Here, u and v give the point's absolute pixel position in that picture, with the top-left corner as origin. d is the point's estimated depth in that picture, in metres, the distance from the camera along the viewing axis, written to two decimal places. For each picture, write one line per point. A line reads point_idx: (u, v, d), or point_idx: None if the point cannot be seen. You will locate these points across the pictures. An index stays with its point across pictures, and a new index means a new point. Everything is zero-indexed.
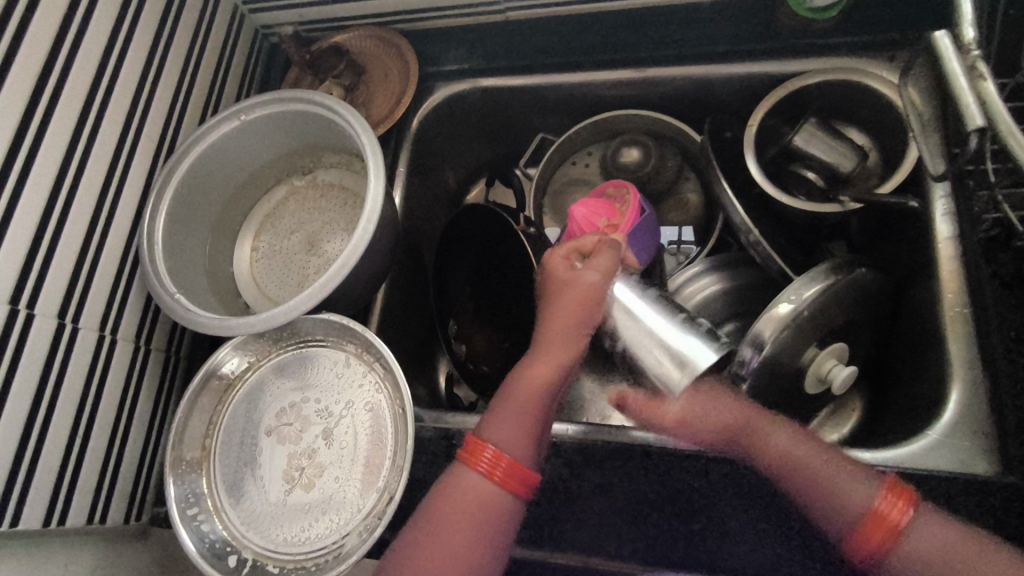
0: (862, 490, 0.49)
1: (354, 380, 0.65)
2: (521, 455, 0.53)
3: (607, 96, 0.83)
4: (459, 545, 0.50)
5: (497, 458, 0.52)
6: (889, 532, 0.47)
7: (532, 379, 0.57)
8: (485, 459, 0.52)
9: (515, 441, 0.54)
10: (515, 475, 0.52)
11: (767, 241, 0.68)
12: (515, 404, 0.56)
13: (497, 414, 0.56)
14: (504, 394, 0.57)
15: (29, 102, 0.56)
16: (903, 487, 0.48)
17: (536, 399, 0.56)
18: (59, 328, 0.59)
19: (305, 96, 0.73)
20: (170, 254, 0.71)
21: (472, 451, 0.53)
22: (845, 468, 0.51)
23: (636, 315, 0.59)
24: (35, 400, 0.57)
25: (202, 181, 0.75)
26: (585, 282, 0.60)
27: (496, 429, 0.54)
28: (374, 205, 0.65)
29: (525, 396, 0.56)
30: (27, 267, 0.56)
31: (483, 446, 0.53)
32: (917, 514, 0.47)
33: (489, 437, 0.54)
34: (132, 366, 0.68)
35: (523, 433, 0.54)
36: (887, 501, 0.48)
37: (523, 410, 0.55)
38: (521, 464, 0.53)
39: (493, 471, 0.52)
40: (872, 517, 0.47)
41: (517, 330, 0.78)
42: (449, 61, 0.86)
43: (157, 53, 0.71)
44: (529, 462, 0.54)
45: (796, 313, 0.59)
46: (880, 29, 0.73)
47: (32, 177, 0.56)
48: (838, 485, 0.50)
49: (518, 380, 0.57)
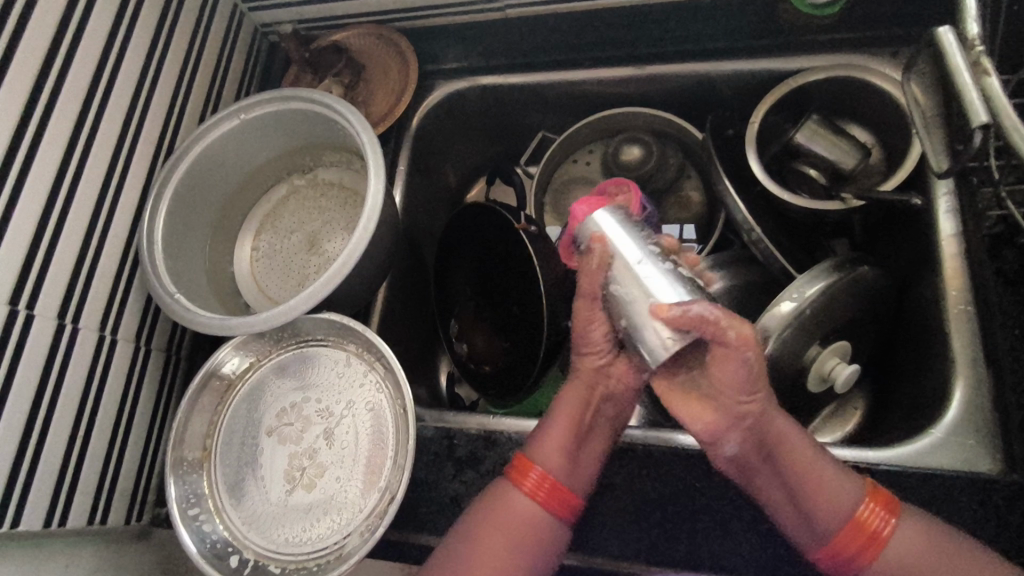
0: (850, 492, 0.50)
1: (355, 379, 0.65)
2: (566, 477, 0.54)
3: (608, 93, 0.83)
4: (501, 557, 0.52)
5: (543, 477, 0.54)
6: (871, 538, 0.48)
7: (572, 399, 0.57)
8: (530, 479, 0.54)
9: (560, 461, 0.55)
10: (558, 497, 0.54)
11: (769, 238, 0.68)
12: (559, 420, 0.56)
13: (542, 437, 0.56)
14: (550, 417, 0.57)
15: (28, 101, 0.56)
16: (886, 492, 0.50)
17: (578, 420, 0.56)
18: (59, 328, 0.59)
19: (304, 94, 0.72)
20: (170, 254, 0.70)
21: (520, 470, 0.54)
22: (836, 467, 0.51)
23: (626, 268, 0.51)
24: (35, 400, 0.57)
25: (201, 180, 0.75)
26: (587, 306, 0.55)
27: (542, 453, 0.55)
28: (374, 203, 0.65)
29: (570, 412, 0.56)
30: (26, 266, 0.56)
31: (530, 467, 0.55)
32: (900, 520, 0.48)
33: (537, 457, 0.55)
34: (133, 366, 0.68)
35: (567, 455, 0.55)
36: (872, 508, 0.49)
37: (566, 432, 0.56)
38: (565, 486, 0.54)
39: (536, 492, 0.53)
40: (857, 523, 0.49)
41: (515, 329, 0.78)
42: (449, 59, 0.85)
43: (156, 52, 0.71)
44: (574, 485, 0.55)
45: (799, 312, 0.59)
46: (882, 25, 0.72)
47: (31, 176, 0.56)
48: (830, 487, 0.50)
49: (562, 402, 0.57)
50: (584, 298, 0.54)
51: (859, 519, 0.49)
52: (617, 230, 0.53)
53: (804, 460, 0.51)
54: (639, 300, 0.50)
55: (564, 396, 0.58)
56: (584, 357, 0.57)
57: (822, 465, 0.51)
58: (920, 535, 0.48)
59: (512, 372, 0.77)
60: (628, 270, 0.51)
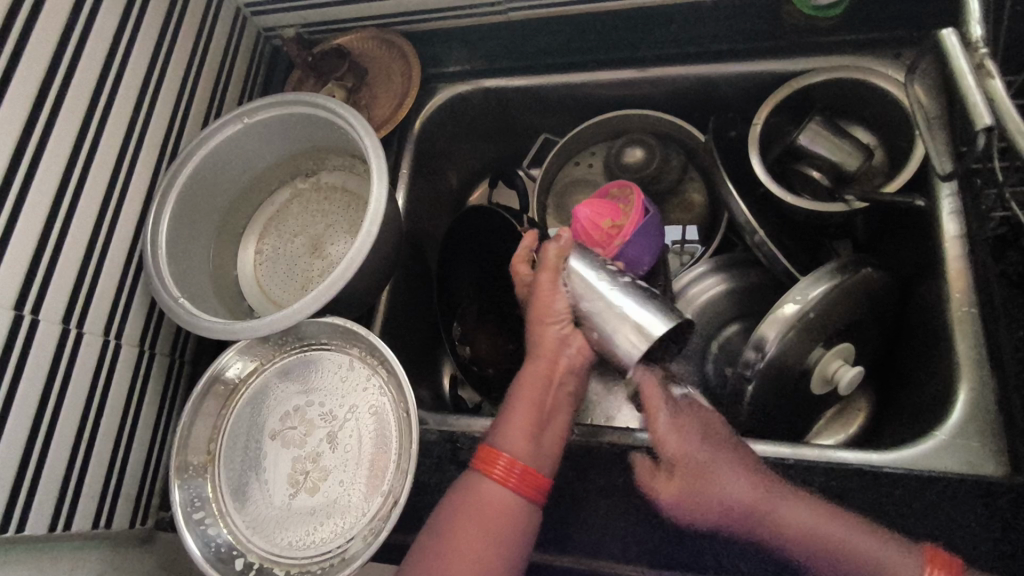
0: (903, 560, 0.49)
1: (358, 383, 0.65)
2: (534, 460, 0.54)
3: (611, 96, 0.83)
4: (478, 547, 0.51)
5: (511, 464, 0.53)
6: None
7: (534, 377, 0.59)
8: (499, 467, 0.53)
9: (527, 444, 0.55)
10: (529, 481, 0.53)
11: (772, 241, 0.68)
12: (520, 407, 0.56)
13: (503, 422, 0.56)
14: (508, 402, 0.58)
15: (34, 106, 0.56)
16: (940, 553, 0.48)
17: (540, 401, 0.57)
18: (63, 333, 0.59)
19: (306, 99, 0.72)
20: (174, 259, 0.71)
21: (486, 460, 0.54)
22: (873, 538, 0.50)
23: (592, 284, 0.60)
24: (40, 405, 0.57)
25: (205, 186, 0.75)
26: (545, 281, 0.61)
27: (506, 436, 0.55)
28: (377, 207, 0.65)
29: (531, 398, 0.57)
30: (32, 271, 0.56)
31: (497, 455, 0.54)
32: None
33: (501, 445, 0.55)
34: (137, 370, 0.68)
35: (532, 435, 0.55)
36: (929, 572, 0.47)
37: (528, 413, 0.56)
38: (535, 470, 0.54)
39: (508, 477, 0.53)
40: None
41: (523, 333, 0.80)
42: (452, 62, 0.85)
43: (160, 56, 0.71)
44: (541, 466, 0.55)
45: (802, 314, 0.59)
46: (884, 27, 0.72)
47: (36, 180, 0.56)
48: (876, 556, 0.49)
49: (521, 385, 0.58)
50: (546, 274, 0.61)
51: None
52: (584, 256, 0.62)
53: (828, 534, 0.51)
54: (614, 317, 0.58)
55: (521, 381, 0.59)
56: (544, 333, 0.61)
57: (859, 535, 0.50)
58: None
59: (516, 372, 0.78)
60: (590, 284, 0.60)
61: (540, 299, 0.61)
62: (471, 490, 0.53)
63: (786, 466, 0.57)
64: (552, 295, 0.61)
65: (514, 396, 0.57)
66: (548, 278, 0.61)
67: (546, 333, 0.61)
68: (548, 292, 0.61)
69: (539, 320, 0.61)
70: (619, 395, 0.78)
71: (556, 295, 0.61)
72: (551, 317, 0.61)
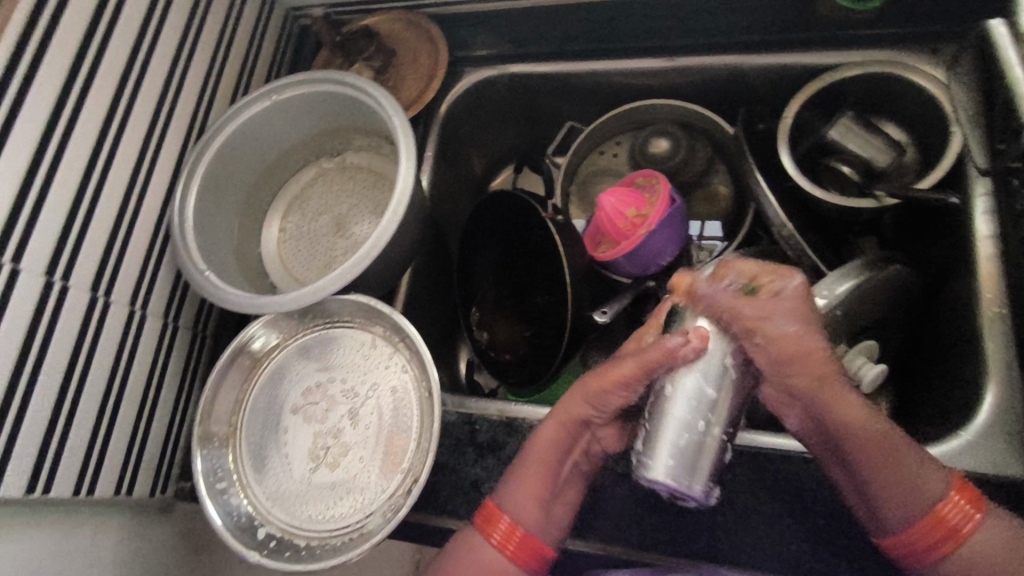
0: (936, 484, 0.47)
1: (380, 361, 0.65)
2: (536, 529, 0.53)
3: (639, 84, 0.82)
4: None
5: (512, 528, 0.52)
6: (948, 537, 0.46)
7: (547, 450, 0.55)
8: (500, 529, 0.52)
9: (534, 513, 0.53)
10: (528, 548, 0.52)
11: (801, 236, 0.68)
12: (527, 473, 0.54)
13: (514, 479, 0.54)
14: (522, 457, 0.56)
15: (71, 71, 0.57)
16: (973, 490, 0.47)
17: (551, 468, 0.54)
18: (92, 301, 0.60)
19: (336, 77, 0.72)
20: (200, 232, 0.71)
21: (487, 520, 0.53)
22: (920, 462, 0.47)
23: (667, 411, 0.48)
24: (68, 369, 0.58)
25: (232, 161, 0.76)
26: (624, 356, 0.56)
27: (512, 497, 0.53)
28: (404, 187, 0.65)
29: (539, 468, 0.54)
30: (63, 236, 0.57)
31: (500, 515, 0.53)
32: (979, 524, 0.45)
33: (506, 501, 0.54)
34: (161, 341, 0.69)
35: (541, 503, 0.53)
36: (951, 506, 0.46)
37: (536, 481, 0.54)
38: (534, 539, 0.52)
39: (505, 543, 0.52)
40: (928, 524, 0.46)
41: (540, 316, 0.77)
42: (479, 46, 0.85)
43: (192, 30, 0.71)
44: (546, 534, 0.53)
45: (827, 309, 0.60)
46: (921, 20, 0.71)
47: (70, 146, 0.57)
48: (910, 481, 0.47)
49: (534, 445, 0.55)
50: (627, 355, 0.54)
51: (937, 520, 0.46)
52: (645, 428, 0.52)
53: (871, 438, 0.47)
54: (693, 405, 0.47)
55: (536, 443, 0.55)
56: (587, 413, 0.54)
57: (903, 448, 0.47)
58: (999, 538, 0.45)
59: (532, 360, 0.78)
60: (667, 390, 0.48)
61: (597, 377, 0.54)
62: (469, 556, 0.52)
63: (808, 459, 0.56)
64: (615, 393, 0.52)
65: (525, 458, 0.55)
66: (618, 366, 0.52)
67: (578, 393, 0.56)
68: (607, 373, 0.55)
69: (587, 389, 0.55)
70: None
71: (622, 389, 0.52)
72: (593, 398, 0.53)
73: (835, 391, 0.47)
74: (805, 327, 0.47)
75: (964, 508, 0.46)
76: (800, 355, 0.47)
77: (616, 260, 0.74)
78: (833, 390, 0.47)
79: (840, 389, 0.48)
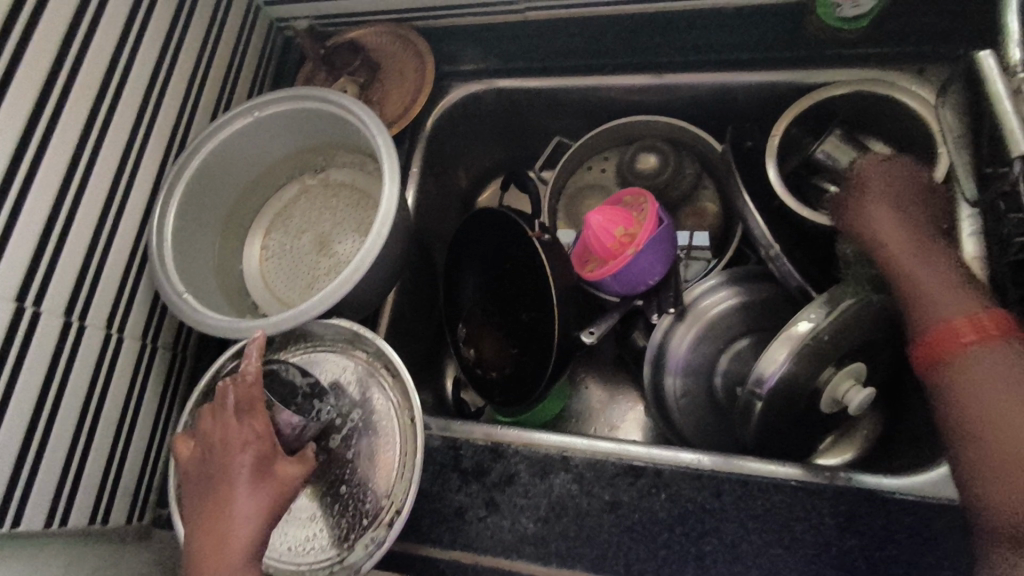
0: (960, 303, 0.52)
1: (363, 387, 0.64)
2: (231, 530, 0.50)
3: (627, 100, 0.82)
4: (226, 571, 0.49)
5: (211, 544, 0.49)
6: (950, 347, 0.51)
7: (224, 478, 0.52)
8: (204, 551, 0.49)
9: (223, 525, 0.50)
10: (221, 555, 0.49)
11: (789, 257, 0.67)
12: (205, 506, 0.51)
13: (195, 516, 0.51)
14: (200, 491, 0.52)
15: (44, 88, 0.55)
16: (1002, 313, 0.50)
17: (231, 482, 0.51)
18: (65, 325, 0.58)
19: (318, 94, 0.71)
20: (179, 252, 0.70)
21: (194, 556, 0.49)
22: (961, 288, 0.54)
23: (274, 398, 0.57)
24: (40, 396, 0.56)
25: (212, 179, 0.74)
26: (243, 461, 0.52)
27: (199, 530, 0.50)
28: (387, 209, 0.64)
29: (215, 498, 0.51)
30: (35, 260, 0.55)
31: (199, 545, 0.50)
32: (1006, 346, 0.49)
33: (196, 529, 0.51)
34: (139, 364, 0.67)
35: (219, 522, 0.50)
36: (971, 320, 0.51)
37: (217, 511, 0.51)
38: (225, 539, 0.50)
39: (207, 558, 0.49)
40: (941, 327, 0.52)
41: (528, 332, 0.76)
42: (466, 61, 0.84)
43: (172, 45, 0.70)
44: (225, 543, 0.49)
45: (816, 334, 0.57)
46: (909, 40, 0.71)
47: (43, 166, 0.56)
48: (934, 294, 0.54)
49: (205, 475, 0.53)
50: (259, 446, 0.53)
51: (950, 326, 0.51)
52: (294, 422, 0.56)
53: (914, 272, 0.57)
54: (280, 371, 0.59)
55: (211, 478, 0.52)
56: (197, 538, 0.50)
57: (936, 274, 0.56)
58: (1006, 370, 0.48)
59: (516, 379, 0.77)
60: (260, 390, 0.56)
61: (218, 420, 0.54)
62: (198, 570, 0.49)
63: (796, 486, 0.56)
64: (224, 555, 0.49)
65: (199, 498, 0.52)
66: (255, 454, 0.53)
67: (252, 379, 0.55)
68: (284, 414, 0.56)
69: (252, 400, 0.54)
70: (623, 404, 0.86)
71: (241, 411, 0.54)
72: (212, 447, 0.53)
73: (889, 237, 0.60)
74: (879, 191, 0.63)
75: (980, 324, 0.50)
76: (878, 214, 0.62)
77: (603, 280, 0.72)
78: (888, 234, 0.61)
79: (902, 241, 0.60)
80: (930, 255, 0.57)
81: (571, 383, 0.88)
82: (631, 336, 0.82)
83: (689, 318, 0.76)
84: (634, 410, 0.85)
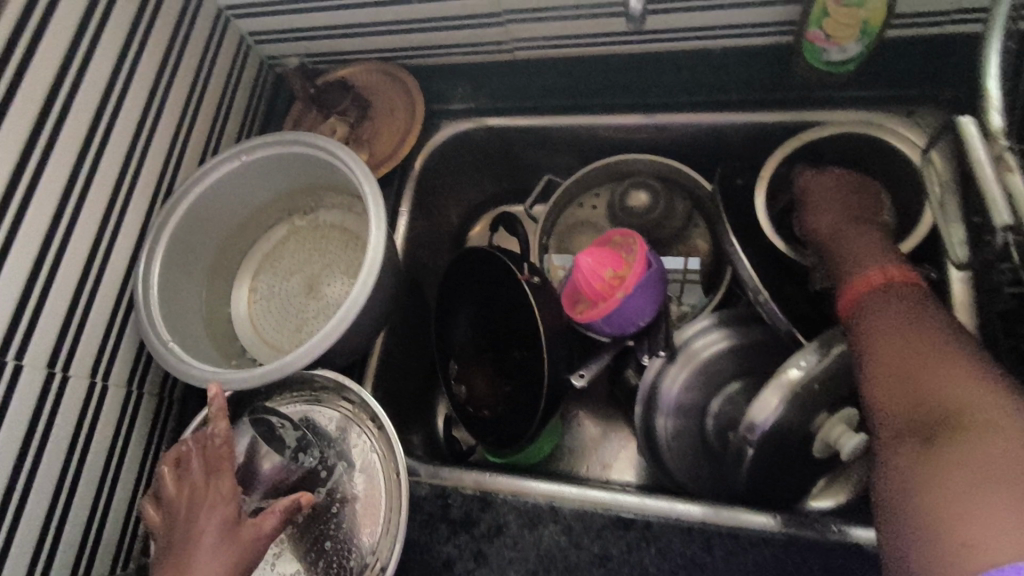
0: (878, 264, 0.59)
1: (349, 437, 0.63)
2: None
3: (617, 140, 0.82)
4: None
5: None
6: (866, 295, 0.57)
7: (187, 538, 0.50)
8: None
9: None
10: None
11: (778, 304, 0.65)
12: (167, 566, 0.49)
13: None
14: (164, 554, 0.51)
15: (29, 141, 0.56)
16: (911, 273, 0.57)
17: (194, 541, 0.50)
18: (47, 378, 0.58)
19: (307, 139, 0.71)
20: (166, 297, 0.69)
21: None
22: (883, 255, 0.60)
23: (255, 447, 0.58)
24: (20, 451, 0.55)
25: (201, 223, 0.74)
26: (208, 521, 0.51)
27: None
28: (374, 256, 0.64)
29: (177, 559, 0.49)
30: (18, 313, 0.55)
31: None
32: (901, 288, 0.56)
33: None
34: (124, 411, 0.67)
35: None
36: (885, 274, 0.57)
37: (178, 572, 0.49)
38: None
39: None
40: (861, 278, 0.58)
41: (518, 373, 0.76)
42: (456, 99, 0.85)
43: (160, 90, 0.70)
44: None
45: (806, 380, 0.57)
46: (895, 84, 0.71)
47: (28, 219, 0.56)
48: (860, 257, 0.61)
49: (171, 536, 0.51)
50: (227, 506, 0.52)
51: (868, 278, 0.58)
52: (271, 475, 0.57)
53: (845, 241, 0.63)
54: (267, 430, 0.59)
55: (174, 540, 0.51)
56: None
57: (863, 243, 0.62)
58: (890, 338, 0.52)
59: (508, 420, 0.76)
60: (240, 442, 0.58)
61: (187, 482, 0.54)
62: None
63: (789, 539, 0.56)
64: None
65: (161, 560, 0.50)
66: (220, 514, 0.51)
67: (221, 438, 0.55)
68: (267, 461, 0.57)
69: (221, 460, 0.54)
70: (615, 442, 0.85)
71: (210, 472, 0.53)
72: (179, 510, 0.52)
73: (827, 215, 0.66)
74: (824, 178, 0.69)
75: (891, 276, 0.57)
76: (822, 197, 0.68)
77: (595, 322, 0.71)
78: (827, 212, 0.66)
79: (839, 219, 0.66)
80: (863, 232, 0.64)
81: (564, 420, 0.88)
82: (623, 375, 0.81)
83: (680, 358, 0.75)
84: (627, 448, 0.84)
